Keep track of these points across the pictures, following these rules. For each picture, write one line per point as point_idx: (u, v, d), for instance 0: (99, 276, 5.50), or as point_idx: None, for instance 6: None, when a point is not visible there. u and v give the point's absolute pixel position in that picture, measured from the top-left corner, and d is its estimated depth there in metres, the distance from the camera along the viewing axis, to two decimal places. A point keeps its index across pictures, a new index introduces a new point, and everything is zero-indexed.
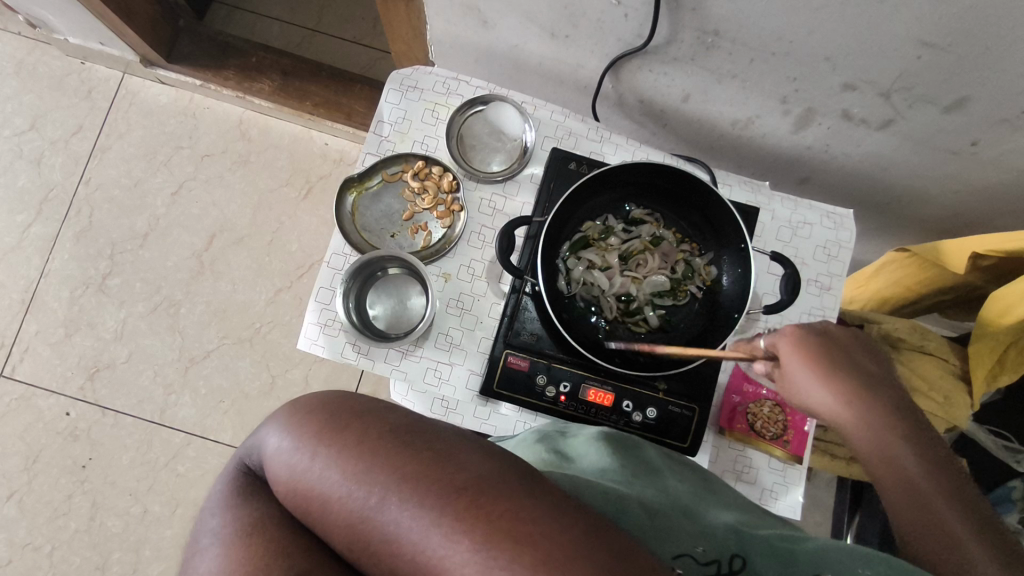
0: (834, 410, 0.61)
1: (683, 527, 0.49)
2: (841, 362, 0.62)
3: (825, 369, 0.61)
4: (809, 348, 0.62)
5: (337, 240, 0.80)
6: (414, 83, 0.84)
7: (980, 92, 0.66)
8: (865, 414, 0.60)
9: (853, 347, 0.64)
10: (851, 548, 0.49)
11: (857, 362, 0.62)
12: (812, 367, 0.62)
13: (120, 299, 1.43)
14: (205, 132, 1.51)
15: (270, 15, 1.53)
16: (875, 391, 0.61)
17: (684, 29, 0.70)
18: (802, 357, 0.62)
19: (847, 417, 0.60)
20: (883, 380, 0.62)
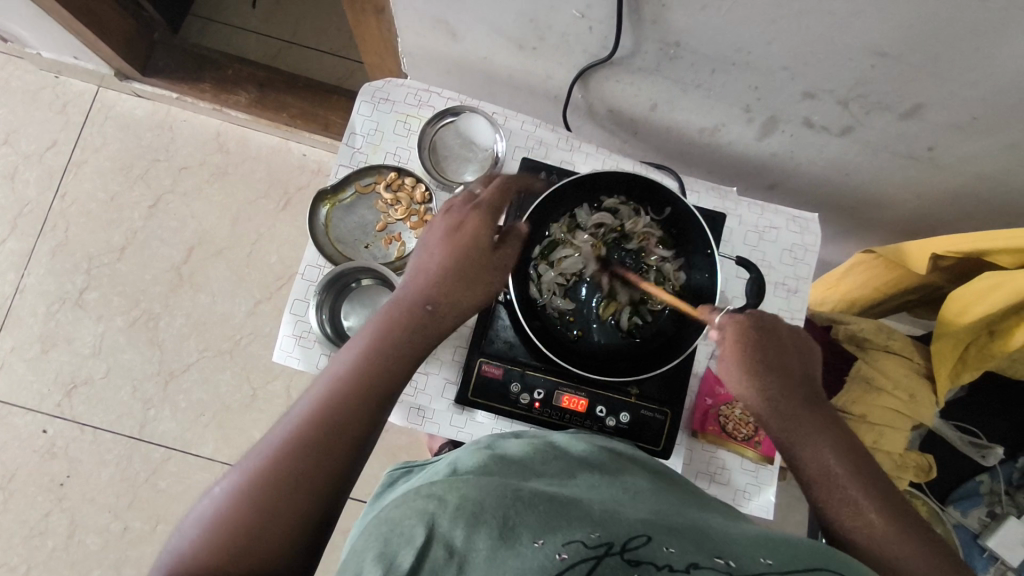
0: (761, 404, 0.65)
1: (590, 516, 0.49)
2: (768, 357, 0.67)
3: (755, 361, 0.66)
4: (743, 338, 0.67)
5: (311, 252, 0.81)
6: (385, 95, 0.85)
7: (932, 100, 0.68)
8: (789, 403, 0.65)
9: (785, 347, 0.68)
10: (754, 539, 0.50)
11: (784, 358, 0.67)
12: (746, 357, 0.67)
13: (98, 313, 1.42)
14: (182, 145, 1.51)
15: (246, 27, 1.54)
16: (798, 387, 0.66)
17: (647, 41, 0.72)
18: (737, 348, 0.67)
19: (771, 407, 0.65)
20: (808, 379, 0.67)
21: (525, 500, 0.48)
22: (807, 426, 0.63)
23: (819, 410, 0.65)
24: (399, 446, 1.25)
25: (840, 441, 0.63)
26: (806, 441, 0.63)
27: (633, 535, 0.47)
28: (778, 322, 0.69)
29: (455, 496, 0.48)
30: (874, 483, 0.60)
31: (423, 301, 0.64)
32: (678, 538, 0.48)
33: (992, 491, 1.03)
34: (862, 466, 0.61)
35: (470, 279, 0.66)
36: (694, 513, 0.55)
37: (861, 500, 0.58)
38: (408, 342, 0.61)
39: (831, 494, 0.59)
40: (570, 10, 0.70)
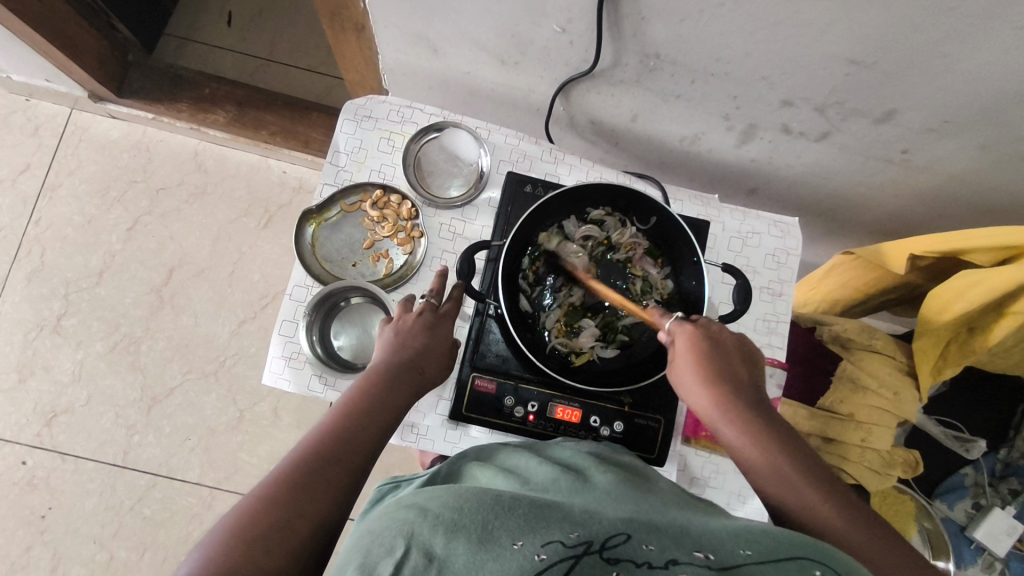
0: (715, 417, 0.61)
1: (571, 516, 0.46)
2: (718, 366, 0.63)
3: (706, 371, 0.63)
4: (693, 349, 0.65)
5: (298, 272, 0.80)
6: (368, 113, 0.85)
7: (905, 105, 0.70)
8: (744, 412, 0.60)
9: (733, 353, 0.65)
10: (734, 531, 0.47)
11: (736, 368, 0.64)
12: (696, 368, 0.64)
13: (77, 340, 1.39)
14: (160, 165, 1.49)
15: (223, 45, 1.53)
16: (751, 395, 0.62)
17: (627, 53, 0.73)
18: (688, 359, 0.64)
19: (725, 416, 0.61)
20: (756, 387, 0.64)
21: (505, 504, 0.45)
22: (763, 434, 0.59)
23: (774, 419, 0.61)
24: (391, 462, 1.24)
25: (797, 450, 0.58)
26: (763, 450, 0.58)
27: (612, 532, 0.44)
28: (722, 333, 0.66)
29: (435, 507, 0.44)
30: (836, 490, 0.55)
31: (415, 364, 0.66)
32: (660, 535, 0.45)
33: (976, 483, 1.05)
34: (821, 475, 0.56)
35: (447, 352, 0.70)
36: (673, 506, 0.52)
37: (823, 508, 0.54)
38: (394, 401, 0.62)
39: (790, 504, 0.55)
40: (550, 25, 0.71)
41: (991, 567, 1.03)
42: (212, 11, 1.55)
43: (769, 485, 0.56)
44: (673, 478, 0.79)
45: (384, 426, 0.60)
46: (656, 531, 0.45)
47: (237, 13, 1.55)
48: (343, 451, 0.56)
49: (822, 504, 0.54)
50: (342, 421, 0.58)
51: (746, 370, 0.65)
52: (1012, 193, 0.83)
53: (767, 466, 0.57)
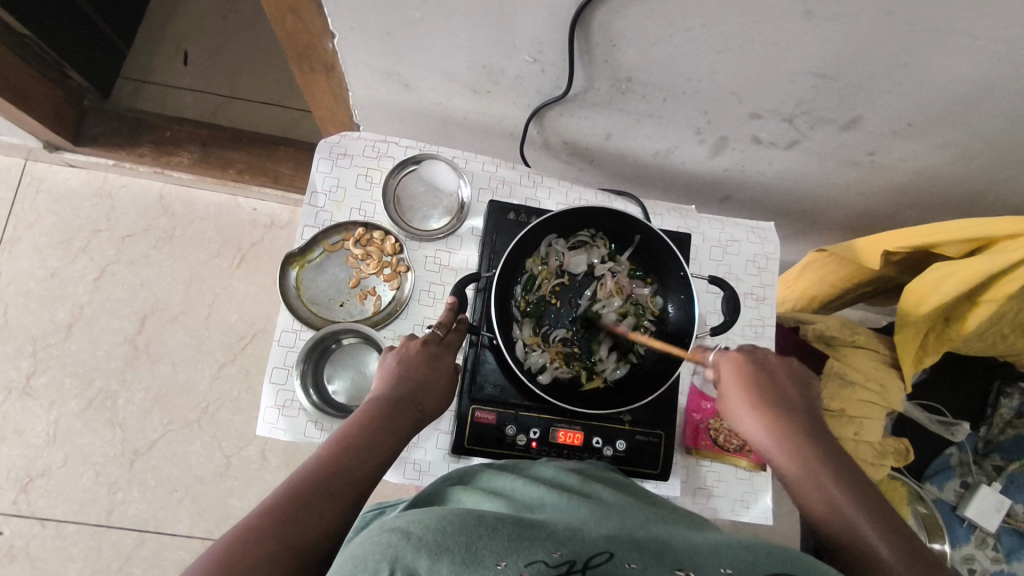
0: (754, 430, 0.64)
1: (556, 531, 0.41)
2: (765, 385, 0.66)
3: (751, 391, 0.66)
4: (742, 369, 0.68)
5: (285, 317, 0.79)
6: (343, 150, 0.85)
7: (868, 112, 0.73)
8: (788, 427, 0.62)
9: (782, 376, 0.68)
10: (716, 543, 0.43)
11: (782, 388, 0.66)
12: (742, 387, 0.67)
13: (49, 399, 1.34)
14: (124, 212, 1.45)
15: (182, 86, 1.51)
16: (798, 412, 0.64)
17: (599, 78, 0.74)
18: (734, 380, 0.67)
19: (770, 433, 0.63)
20: (803, 408, 0.65)
21: (488, 520, 0.40)
22: (804, 449, 0.60)
23: (821, 437, 0.62)
24: (388, 496, 1.22)
25: (839, 465, 0.59)
26: (805, 463, 0.59)
27: (594, 550, 0.40)
28: (769, 357, 0.69)
29: (418, 526, 0.39)
30: (876, 507, 0.55)
31: (413, 397, 0.64)
32: (642, 551, 0.41)
33: (962, 462, 1.09)
34: (864, 493, 0.56)
35: (450, 386, 0.69)
36: (655, 521, 0.48)
37: (859, 523, 0.53)
38: (388, 435, 0.60)
39: (826, 518, 0.55)
40: (522, 55, 0.72)
41: (985, 544, 1.05)
42: (167, 51, 1.52)
43: (808, 498, 0.57)
44: (677, 491, 0.80)
45: (385, 456, 0.59)
46: (640, 548, 0.41)
47: (194, 51, 1.53)
48: (337, 485, 0.54)
49: (859, 520, 0.53)
50: (345, 449, 0.56)
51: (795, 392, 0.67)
52: (972, 185, 0.86)
53: (805, 480, 0.58)
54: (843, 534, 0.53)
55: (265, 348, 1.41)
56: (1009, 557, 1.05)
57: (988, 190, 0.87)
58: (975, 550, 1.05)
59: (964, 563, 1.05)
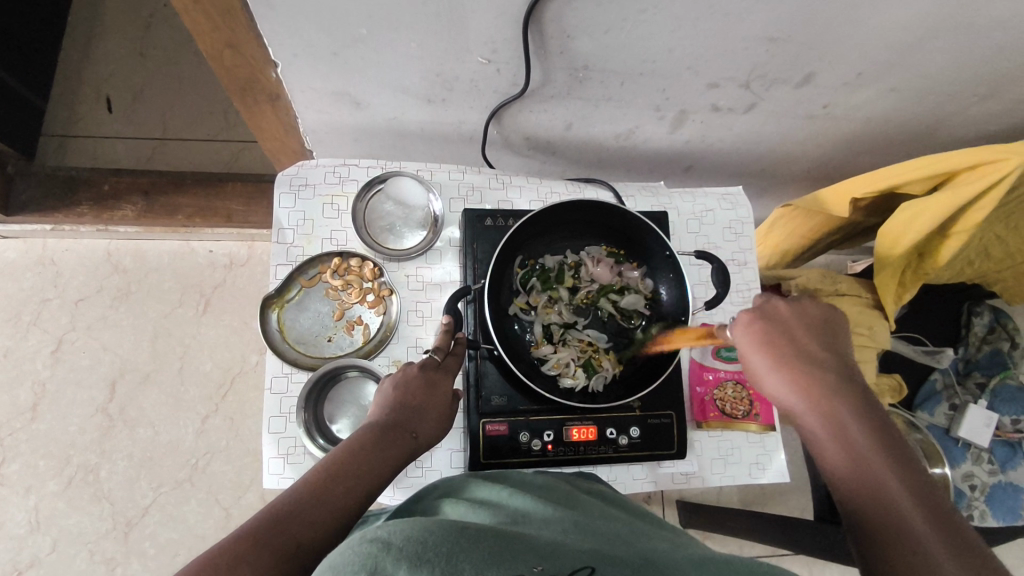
0: (782, 394, 0.58)
1: (537, 550, 0.39)
2: (785, 345, 0.60)
3: (774, 352, 0.59)
4: (760, 337, 0.61)
5: (273, 362, 0.76)
6: (303, 181, 0.82)
7: (822, 67, 0.73)
8: (811, 379, 0.57)
9: (802, 332, 0.61)
10: (699, 558, 0.41)
11: (801, 332, 0.61)
12: (760, 335, 0.60)
13: (25, 485, 1.27)
14: (72, 276, 1.37)
15: (111, 135, 1.43)
16: (819, 358, 0.59)
17: (556, 70, 0.73)
18: (753, 341, 0.61)
19: (791, 383, 0.57)
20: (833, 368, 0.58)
21: (471, 535, 0.38)
22: (828, 401, 0.55)
23: (845, 383, 0.57)
24: None
25: (863, 414, 0.54)
26: (827, 415, 0.54)
27: (575, 564, 0.38)
28: (783, 308, 0.62)
29: (398, 537, 0.37)
30: (901, 457, 0.51)
31: (408, 424, 0.61)
32: (624, 568, 0.39)
33: (947, 385, 1.14)
34: (889, 441, 0.52)
35: (443, 413, 0.65)
36: (640, 539, 0.46)
37: (885, 475, 0.49)
38: (378, 464, 0.56)
39: (852, 475, 0.50)
40: (475, 58, 0.70)
41: (981, 460, 1.10)
42: (88, 100, 1.44)
43: (835, 453, 0.52)
44: (695, 465, 0.81)
45: (378, 477, 0.55)
46: (620, 565, 0.39)
47: (117, 97, 1.45)
48: (321, 513, 0.49)
49: (896, 488, 0.48)
50: (339, 470, 0.53)
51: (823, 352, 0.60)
52: (923, 123, 0.89)
53: (831, 434, 0.53)
54: (876, 508, 0.48)
55: (247, 392, 1.36)
56: (1004, 468, 1.10)
57: (938, 125, 0.90)
58: (974, 467, 1.10)
59: (964, 481, 1.09)
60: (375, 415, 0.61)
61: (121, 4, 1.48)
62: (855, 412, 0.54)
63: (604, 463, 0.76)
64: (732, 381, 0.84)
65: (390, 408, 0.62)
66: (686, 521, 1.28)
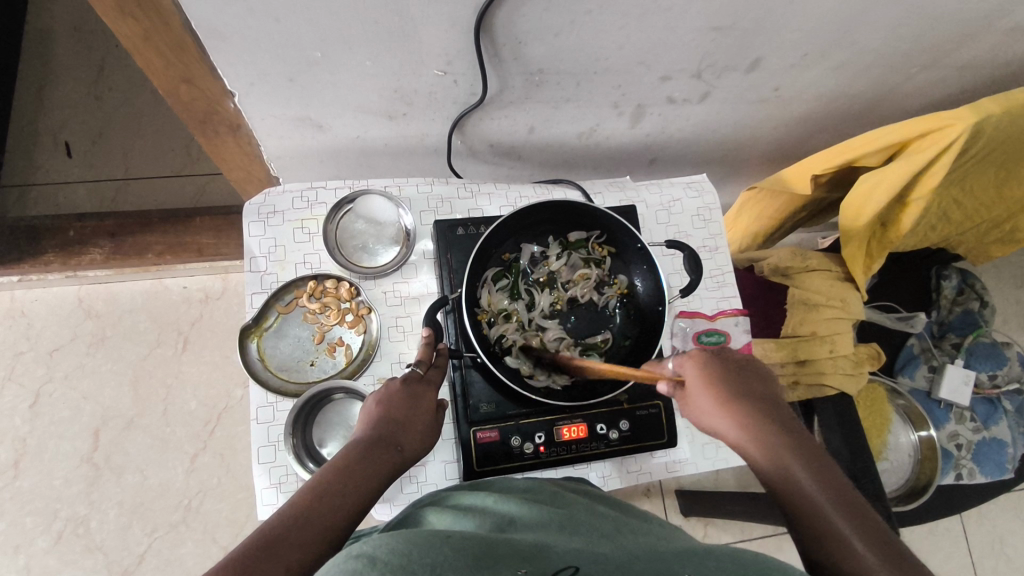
0: (730, 433, 0.59)
1: (519, 556, 0.39)
2: (732, 383, 0.62)
3: (720, 391, 0.61)
4: (708, 376, 0.62)
5: (257, 392, 0.75)
6: (271, 208, 0.81)
7: (768, 51, 0.75)
8: (752, 421, 0.59)
9: (747, 372, 0.64)
10: (683, 552, 0.42)
11: (747, 383, 0.63)
12: (713, 398, 0.61)
13: (14, 544, 1.23)
14: (44, 327, 1.35)
15: (72, 179, 1.41)
16: (762, 406, 0.61)
17: (512, 76, 0.74)
18: (702, 383, 0.62)
19: (750, 445, 0.57)
20: (771, 405, 0.61)
21: (455, 544, 0.39)
22: (762, 434, 0.57)
23: (776, 416, 0.60)
24: None
25: (793, 442, 0.57)
26: (787, 486, 0.54)
27: (560, 563, 0.38)
28: (727, 355, 0.65)
29: (383, 550, 0.36)
30: (851, 503, 0.52)
31: (392, 439, 0.61)
32: (608, 565, 0.39)
33: (925, 348, 1.15)
34: (850, 499, 0.52)
35: (429, 423, 0.65)
36: (629, 534, 0.47)
37: (832, 512, 0.51)
38: (365, 479, 0.56)
39: (797, 510, 0.52)
40: (431, 71, 0.71)
41: (963, 418, 1.13)
42: (45, 148, 1.42)
43: (781, 494, 0.53)
44: (687, 452, 0.82)
45: (367, 492, 0.55)
46: (604, 562, 0.40)
47: (75, 141, 1.43)
48: (309, 532, 0.49)
49: (846, 527, 0.50)
50: (326, 490, 0.52)
51: (761, 390, 0.63)
52: (873, 96, 0.92)
53: (777, 474, 0.54)
54: (834, 546, 0.49)
55: (234, 425, 1.34)
56: (987, 424, 1.12)
57: (887, 98, 0.93)
58: (958, 427, 1.12)
59: (949, 440, 1.11)
60: (359, 431, 0.61)
61: (71, 49, 1.47)
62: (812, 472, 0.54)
63: (597, 459, 0.77)
64: None
65: (377, 423, 0.61)
66: (686, 510, 1.29)
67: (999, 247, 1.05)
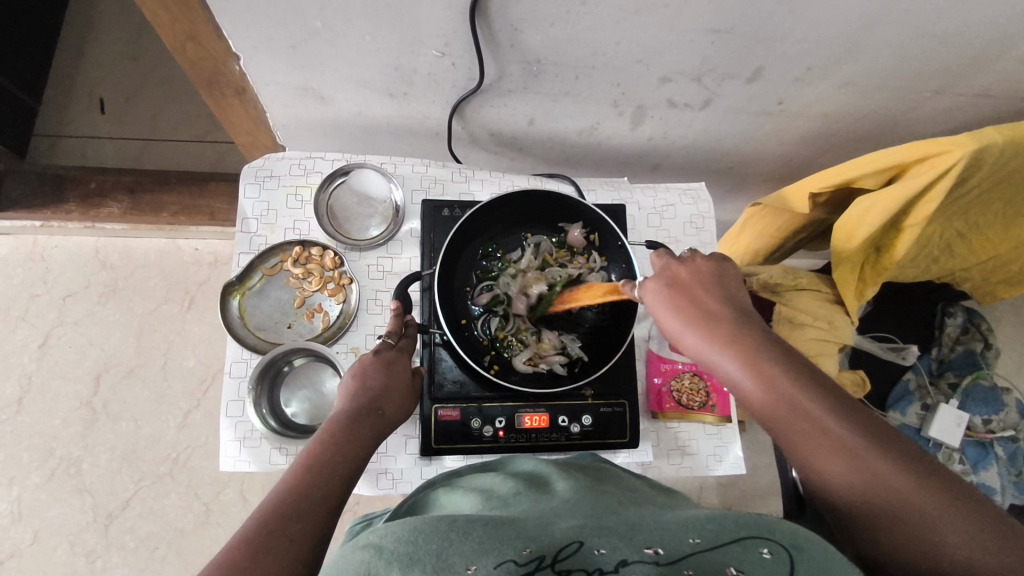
0: (717, 363, 0.55)
1: (522, 533, 0.42)
2: (702, 308, 0.58)
3: (695, 322, 0.57)
4: (679, 304, 0.59)
5: (233, 347, 0.78)
6: (269, 173, 0.84)
7: (769, 61, 0.75)
8: (739, 345, 0.55)
9: (707, 286, 0.60)
10: (687, 522, 0.44)
11: (716, 307, 0.58)
12: (691, 327, 0.57)
13: (9, 477, 1.29)
14: (60, 273, 1.40)
15: (102, 136, 1.47)
16: (742, 323, 0.57)
17: (509, 63, 0.75)
18: (674, 315, 0.59)
19: (749, 383, 0.53)
20: (743, 316, 0.58)
21: (459, 527, 0.42)
22: (758, 361, 0.53)
23: (754, 328, 0.56)
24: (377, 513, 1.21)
25: (788, 363, 0.53)
26: (800, 419, 0.51)
27: (564, 540, 0.41)
28: (680, 272, 0.62)
29: (391, 543, 0.41)
30: (861, 417, 0.51)
31: (373, 404, 0.62)
32: (612, 535, 0.42)
33: (920, 385, 1.13)
34: (872, 424, 0.50)
35: (407, 390, 0.67)
36: (630, 505, 0.49)
37: (847, 435, 0.49)
38: (353, 448, 0.57)
39: (810, 445, 0.50)
40: (429, 51, 0.72)
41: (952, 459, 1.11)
42: (80, 102, 1.48)
43: (786, 428, 0.51)
44: (650, 455, 0.81)
45: (357, 456, 0.57)
46: (608, 533, 0.42)
47: (109, 99, 1.49)
48: (307, 505, 0.50)
49: (867, 451, 0.49)
50: (315, 465, 0.54)
51: (728, 305, 0.58)
52: (882, 118, 0.90)
53: (781, 407, 0.51)
54: (856, 476, 0.49)
55: None
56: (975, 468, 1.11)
57: (897, 121, 0.91)
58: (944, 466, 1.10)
59: None
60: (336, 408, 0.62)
61: (114, 10, 1.52)
62: (832, 407, 0.51)
63: (557, 451, 0.77)
64: (689, 372, 0.84)
65: (355, 395, 0.62)
66: None
67: (1006, 288, 1.02)
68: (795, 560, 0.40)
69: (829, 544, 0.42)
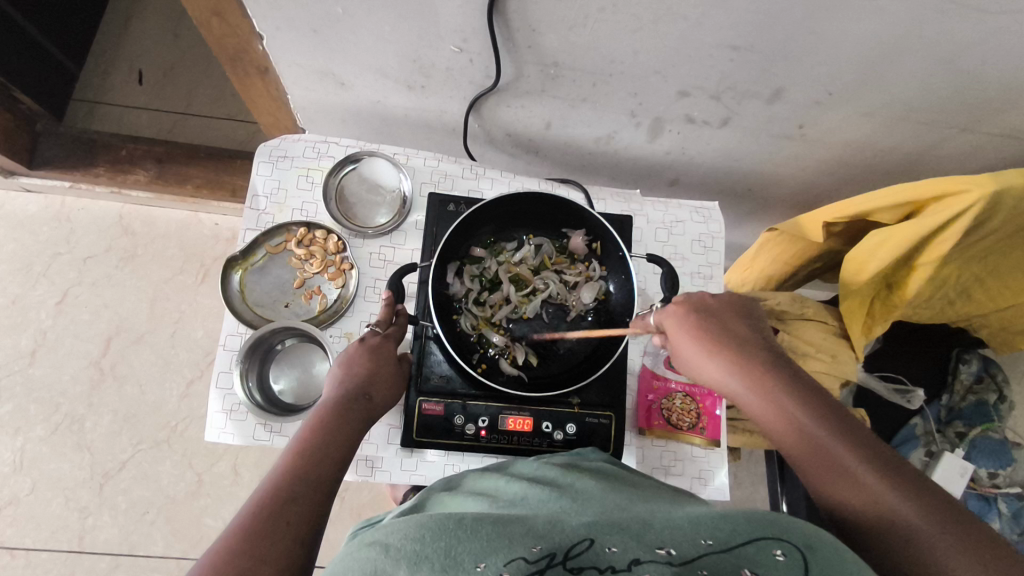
0: (726, 382, 0.61)
1: (532, 533, 0.42)
2: (717, 330, 0.63)
3: (708, 342, 0.62)
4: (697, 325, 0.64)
5: (230, 321, 0.79)
6: (283, 153, 0.85)
7: (789, 83, 0.73)
8: (747, 365, 0.60)
9: (727, 313, 0.65)
10: (698, 518, 0.44)
11: (733, 332, 0.63)
12: (699, 346, 0.63)
13: (14, 427, 1.32)
14: (84, 234, 1.44)
15: (138, 106, 1.51)
16: (754, 347, 0.62)
17: (526, 64, 0.75)
18: (688, 334, 0.64)
19: (754, 400, 0.58)
20: (757, 341, 0.63)
21: (467, 523, 0.42)
22: (761, 380, 0.59)
23: (766, 353, 0.62)
24: (363, 502, 1.22)
25: (791, 383, 0.58)
26: (797, 434, 0.55)
27: (575, 538, 0.41)
28: (704, 299, 0.67)
29: (397, 540, 0.41)
30: (859, 438, 0.53)
31: (361, 390, 0.63)
32: (623, 534, 0.41)
33: (927, 432, 1.09)
34: (869, 445, 0.53)
35: (395, 375, 0.67)
36: (638, 502, 0.49)
37: (841, 452, 0.52)
38: (342, 436, 0.58)
39: (808, 459, 0.54)
40: (447, 46, 0.73)
41: None
42: (120, 72, 1.52)
43: (787, 442, 0.56)
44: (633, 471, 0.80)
45: (346, 441, 0.58)
46: (619, 531, 0.42)
47: (148, 71, 1.53)
48: (301, 488, 0.52)
49: (860, 469, 0.51)
50: (307, 452, 0.55)
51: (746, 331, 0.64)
52: (905, 152, 0.88)
53: (780, 423, 0.56)
54: (851, 491, 0.51)
55: None
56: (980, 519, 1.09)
57: (922, 156, 0.88)
58: None
59: None
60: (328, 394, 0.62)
61: None
62: (836, 431, 0.54)
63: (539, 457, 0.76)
64: (682, 392, 0.83)
65: (348, 379, 0.63)
66: None
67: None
68: (808, 561, 0.40)
69: (844, 547, 0.41)
